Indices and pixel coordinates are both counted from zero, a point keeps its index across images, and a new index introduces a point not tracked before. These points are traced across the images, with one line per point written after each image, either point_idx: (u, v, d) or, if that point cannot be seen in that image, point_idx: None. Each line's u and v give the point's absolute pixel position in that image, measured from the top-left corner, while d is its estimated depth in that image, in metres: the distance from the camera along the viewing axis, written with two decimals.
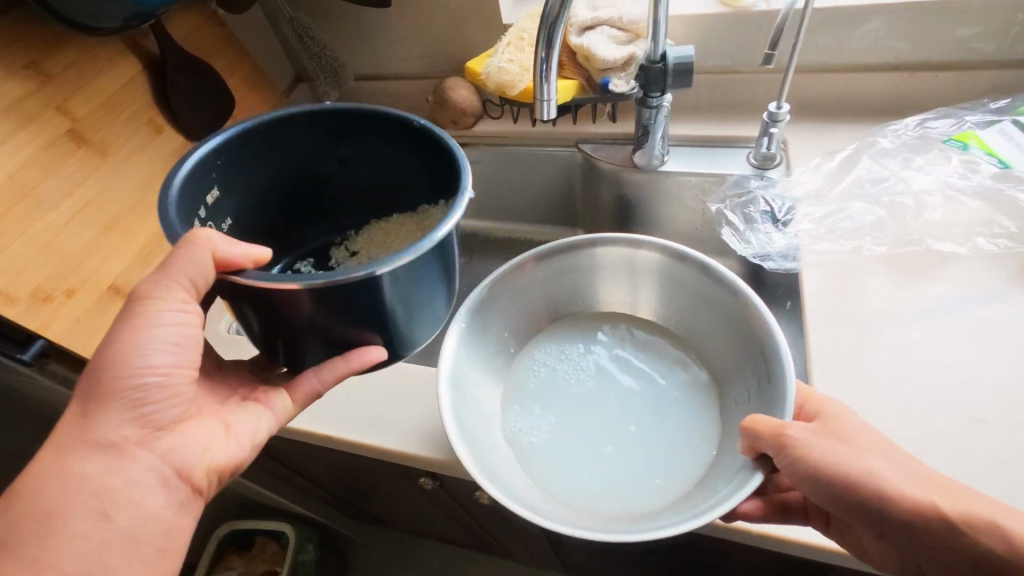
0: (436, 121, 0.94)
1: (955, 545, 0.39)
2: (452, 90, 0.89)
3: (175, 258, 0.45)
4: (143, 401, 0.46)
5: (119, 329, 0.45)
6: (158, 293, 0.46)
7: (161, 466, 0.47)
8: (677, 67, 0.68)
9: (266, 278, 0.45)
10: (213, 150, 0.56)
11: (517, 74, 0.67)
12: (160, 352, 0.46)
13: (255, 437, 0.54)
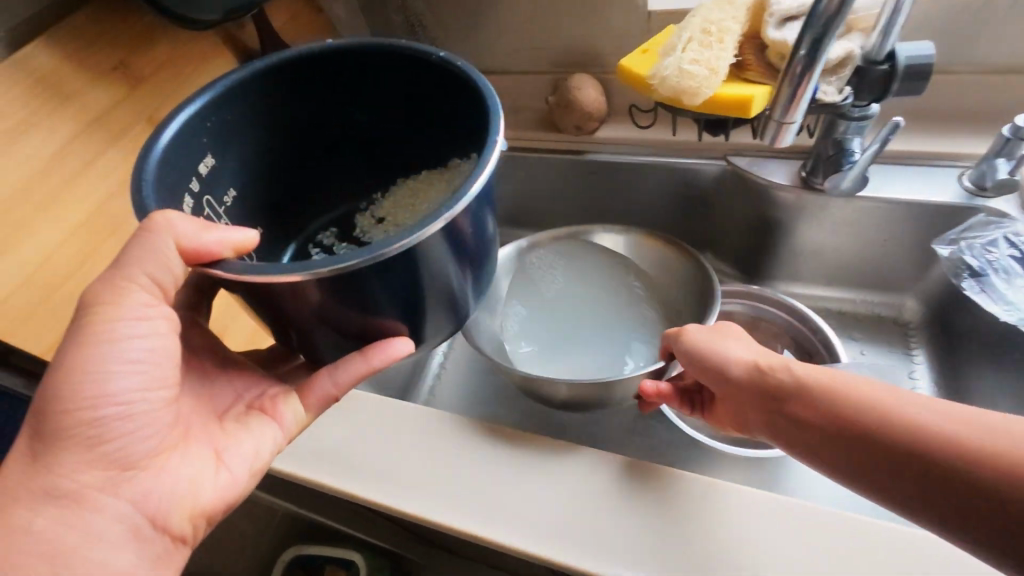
0: (555, 123, 0.80)
1: (958, 475, 0.33)
2: (579, 90, 0.76)
3: (132, 251, 0.38)
4: (95, 434, 0.38)
5: (72, 348, 0.37)
6: (108, 298, 0.38)
7: (133, 514, 0.39)
8: (909, 71, 0.53)
9: (259, 267, 0.36)
10: (202, 108, 0.44)
11: (705, 79, 0.53)
12: (117, 372, 0.38)
13: (255, 460, 0.46)
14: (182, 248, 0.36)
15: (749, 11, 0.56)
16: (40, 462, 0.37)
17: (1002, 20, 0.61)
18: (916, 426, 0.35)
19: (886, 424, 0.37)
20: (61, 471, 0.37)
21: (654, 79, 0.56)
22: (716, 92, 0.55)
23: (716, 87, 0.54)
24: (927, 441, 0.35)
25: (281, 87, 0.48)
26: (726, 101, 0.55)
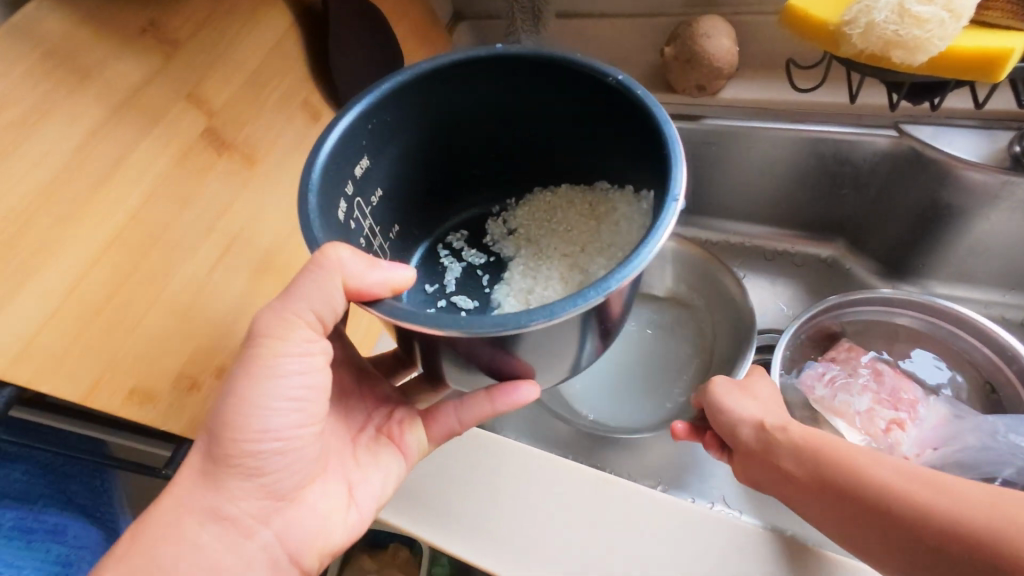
0: (669, 80, 0.64)
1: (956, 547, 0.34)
2: (710, 39, 0.59)
3: (300, 282, 0.33)
4: (258, 471, 0.35)
5: (235, 375, 0.33)
6: (273, 331, 0.33)
7: (275, 548, 0.36)
8: None
9: (423, 320, 0.30)
10: (366, 108, 0.38)
11: (939, 25, 0.37)
12: (281, 411, 0.34)
13: (384, 499, 0.41)
14: (351, 288, 0.32)
15: None
16: (210, 483, 0.34)
17: None
18: (955, 498, 0.35)
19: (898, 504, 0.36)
20: (224, 501, 0.34)
21: (850, 26, 0.40)
22: (949, 46, 0.38)
23: (953, 38, 0.38)
24: (960, 525, 0.34)
25: (431, 88, 0.40)
26: (965, 57, 0.38)
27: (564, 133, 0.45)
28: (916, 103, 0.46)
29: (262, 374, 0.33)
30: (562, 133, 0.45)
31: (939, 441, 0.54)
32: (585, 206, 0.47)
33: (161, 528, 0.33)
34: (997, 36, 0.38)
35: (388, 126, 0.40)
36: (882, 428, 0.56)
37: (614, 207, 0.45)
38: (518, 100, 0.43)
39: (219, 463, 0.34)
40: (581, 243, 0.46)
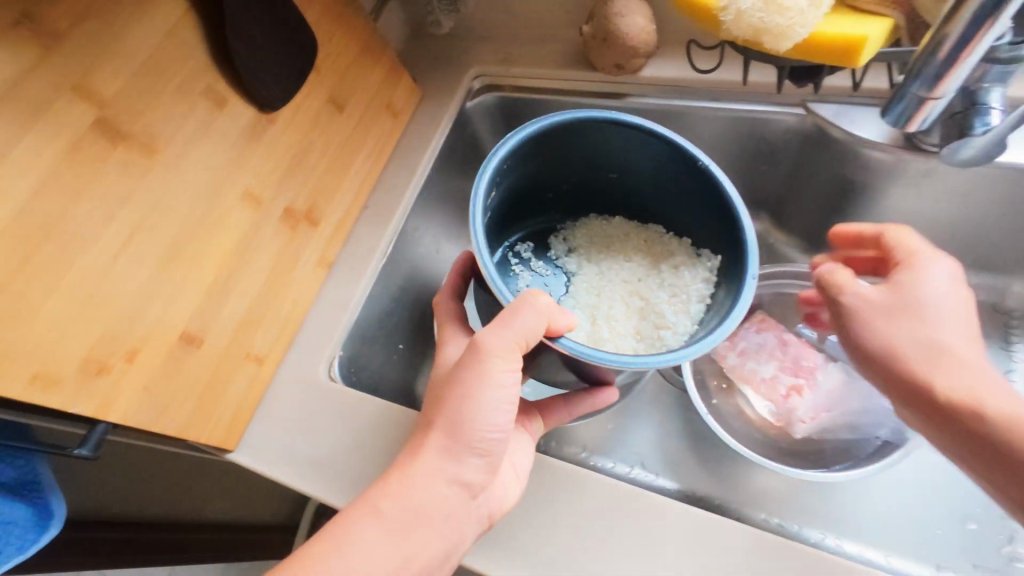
0: (589, 59, 0.65)
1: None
2: (624, 18, 0.60)
3: (512, 313, 0.42)
4: (489, 452, 0.41)
5: (456, 377, 0.41)
6: (486, 353, 0.41)
7: (483, 513, 0.42)
8: None
9: (589, 355, 0.44)
10: (503, 150, 0.52)
11: (799, 13, 0.39)
12: (502, 409, 0.41)
13: (518, 469, 0.47)
14: (544, 326, 0.43)
15: None
16: (403, 479, 0.39)
17: None
18: (980, 400, 0.41)
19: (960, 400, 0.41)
20: (376, 496, 0.39)
21: (723, 11, 0.41)
22: (812, 33, 0.40)
23: (814, 25, 0.39)
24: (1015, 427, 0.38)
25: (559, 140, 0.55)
26: (826, 42, 0.40)
27: (626, 183, 0.61)
28: (798, 85, 0.48)
29: (485, 375, 0.40)
30: (616, 180, 0.61)
31: (830, 406, 0.58)
32: (637, 242, 0.62)
33: (334, 532, 0.37)
34: (857, 23, 0.40)
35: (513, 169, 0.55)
36: (783, 394, 0.60)
37: (664, 249, 0.61)
38: (609, 154, 0.57)
39: (461, 441, 0.40)
40: (637, 274, 0.61)
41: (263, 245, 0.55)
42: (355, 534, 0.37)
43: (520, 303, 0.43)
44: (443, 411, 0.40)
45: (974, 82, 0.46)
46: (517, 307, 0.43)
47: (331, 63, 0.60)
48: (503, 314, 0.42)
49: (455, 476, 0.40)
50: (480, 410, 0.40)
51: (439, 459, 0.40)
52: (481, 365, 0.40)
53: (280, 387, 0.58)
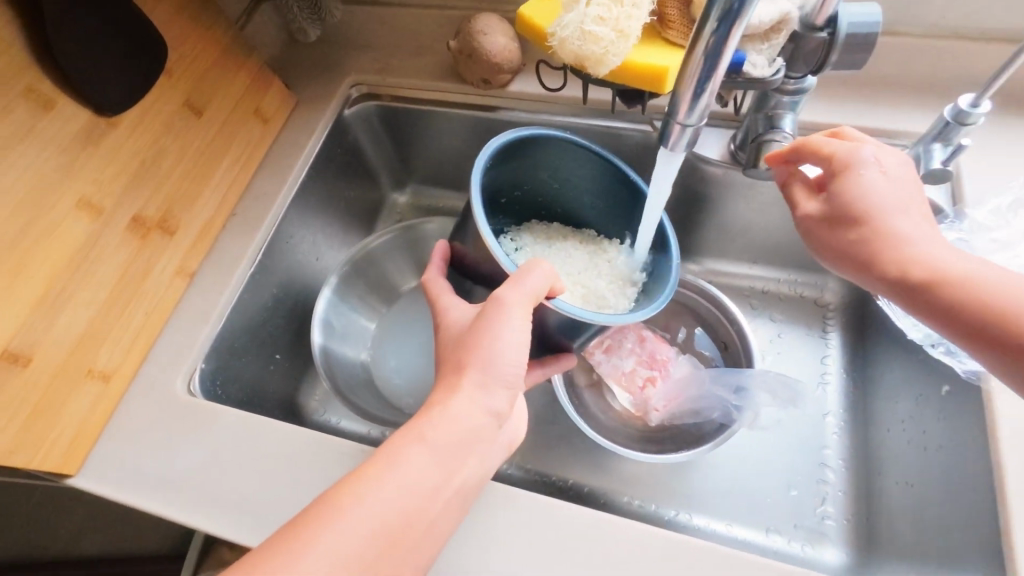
0: (460, 73, 0.68)
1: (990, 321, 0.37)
2: (487, 36, 0.63)
3: (530, 273, 0.45)
4: (511, 384, 0.42)
5: (511, 325, 0.43)
6: (493, 310, 0.43)
7: (488, 465, 0.42)
8: (850, 42, 0.45)
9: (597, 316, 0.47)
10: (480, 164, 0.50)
11: (611, 43, 0.43)
12: (518, 348, 0.42)
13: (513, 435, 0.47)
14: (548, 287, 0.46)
15: None
16: (389, 448, 0.38)
17: None
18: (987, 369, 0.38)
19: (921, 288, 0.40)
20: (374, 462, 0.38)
21: (552, 39, 0.45)
22: (625, 60, 0.45)
23: (625, 53, 0.44)
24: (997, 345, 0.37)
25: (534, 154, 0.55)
26: (636, 70, 0.45)
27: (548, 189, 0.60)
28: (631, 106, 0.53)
29: (500, 324, 0.42)
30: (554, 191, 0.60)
31: (678, 394, 0.64)
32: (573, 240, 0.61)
33: (337, 501, 0.35)
34: (662, 54, 0.46)
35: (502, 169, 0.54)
36: (639, 385, 0.65)
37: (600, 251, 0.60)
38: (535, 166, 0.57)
39: (491, 375, 0.41)
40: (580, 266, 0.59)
41: (107, 254, 0.52)
42: (404, 457, 0.38)
43: (531, 266, 0.45)
44: (476, 349, 0.42)
45: (772, 108, 0.54)
46: (527, 270, 0.45)
47: (186, 67, 0.59)
48: (515, 275, 0.44)
49: (488, 404, 0.41)
50: (490, 347, 0.41)
51: (476, 391, 0.41)
52: (505, 312, 0.43)
53: (133, 403, 0.55)
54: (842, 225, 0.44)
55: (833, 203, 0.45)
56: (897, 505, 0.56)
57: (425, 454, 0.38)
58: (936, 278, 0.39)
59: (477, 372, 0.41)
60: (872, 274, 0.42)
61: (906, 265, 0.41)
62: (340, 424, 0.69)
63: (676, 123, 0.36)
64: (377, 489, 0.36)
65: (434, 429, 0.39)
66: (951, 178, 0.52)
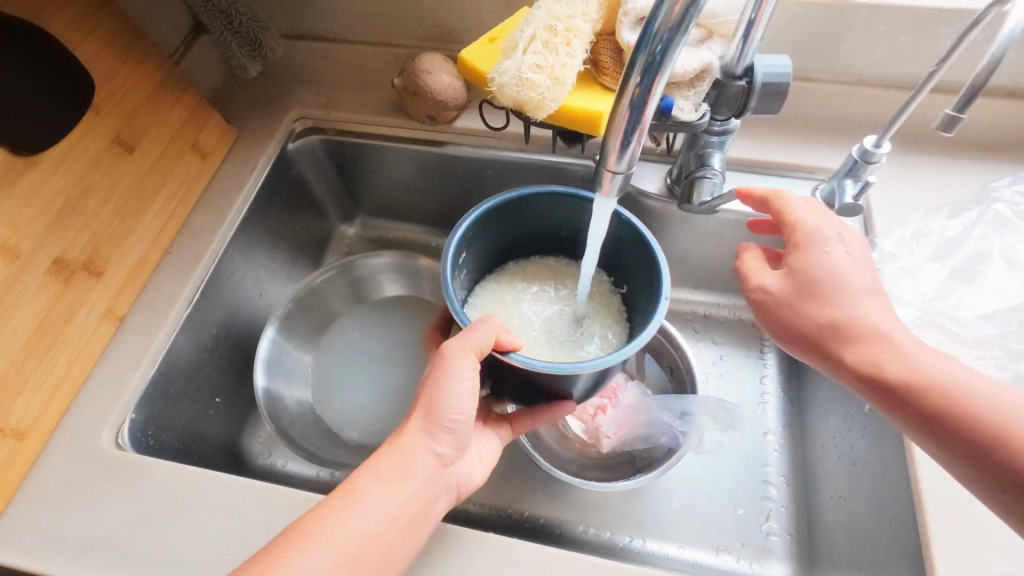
0: (407, 109, 0.69)
1: (972, 427, 0.37)
2: (431, 75, 0.64)
3: (473, 329, 0.43)
4: (455, 429, 0.44)
5: (445, 378, 0.43)
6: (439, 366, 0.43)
7: (453, 489, 0.46)
8: (767, 89, 0.49)
9: (534, 367, 0.42)
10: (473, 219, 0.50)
11: (548, 89, 0.46)
12: (465, 397, 0.44)
13: (486, 455, 0.51)
14: (496, 341, 0.44)
15: (603, 8, 0.49)
16: (349, 486, 0.41)
17: (870, 24, 0.58)
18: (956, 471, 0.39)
19: (899, 387, 0.40)
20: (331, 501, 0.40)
21: (492, 83, 0.47)
22: (562, 105, 0.47)
23: (562, 99, 0.46)
24: (976, 449, 0.37)
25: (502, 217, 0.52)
26: (573, 114, 0.48)
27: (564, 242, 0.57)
28: (572, 144, 0.56)
29: (447, 378, 0.43)
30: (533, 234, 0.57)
31: (627, 422, 0.66)
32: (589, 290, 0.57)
33: (289, 545, 0.37)
34: (598, 99, 0.48)
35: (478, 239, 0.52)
36: (590, 414, 0.67)
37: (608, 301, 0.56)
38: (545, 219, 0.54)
39: (434, 422, 0.44)
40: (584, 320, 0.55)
41: (23, 302, 0.49)
42: (360, 496, 0.40)
43: (478, 321, 0.44)
44: (423, 399, 0.44)
45: (702, 146, 0.57)
46: (472, 326, 0.44)
47: (114, 105, 0.56)
48: (461, 330, 0.44)
49: (433, 447, 0.44)
50: (440, 396, 0.43)
51: (421, 437, 0.43)
52: (449, 366, 0.43)
53: (53, 460, 0.51)
54: (810, 307, 0.44)
55: (795, 286, 0.44)
56: (834, 519, 0.59)
57: (375, 495, 0.40)
58: (912, 379, 0.40)
59: (424, 418, 0.43)
60: (842, 363, 0.43)
61: (879, 362, 0.41)
62: (287, 466, 0.65)
63: (608, 169, 0.37)
64: (334, 530, 0.38)
65: (384, 471, 0.41)
66: (861, 211, 0.56)
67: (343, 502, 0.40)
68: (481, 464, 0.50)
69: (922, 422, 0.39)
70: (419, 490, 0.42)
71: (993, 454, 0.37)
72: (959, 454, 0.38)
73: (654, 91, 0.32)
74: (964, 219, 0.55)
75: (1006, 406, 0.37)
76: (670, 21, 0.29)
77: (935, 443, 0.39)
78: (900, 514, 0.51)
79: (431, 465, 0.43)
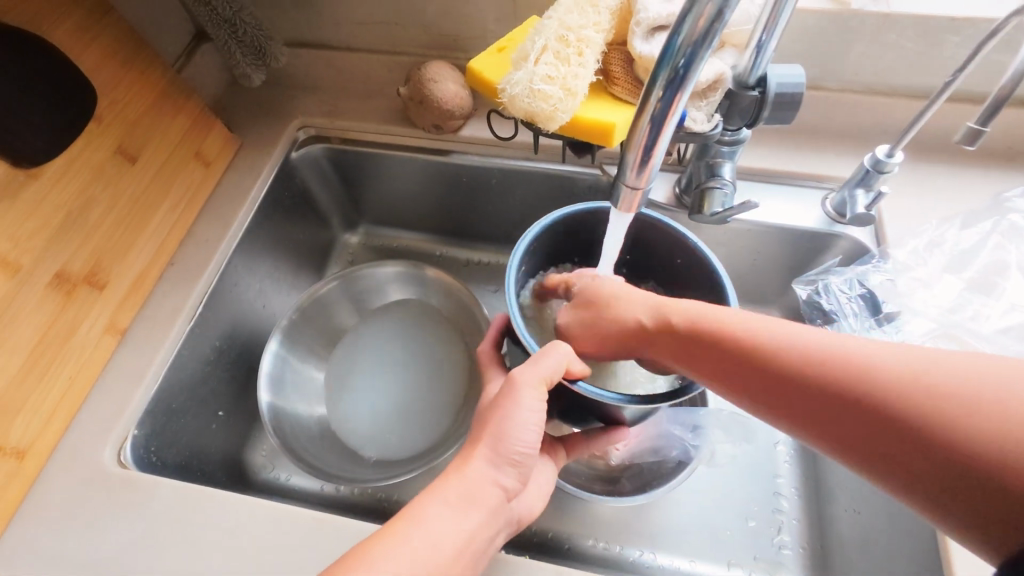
0: (411, 117, 0.68)
1: (874, 408, 0.31)
2: (437, 84, 0.63)
3: (546, 356, 0.45)
4: (524, 463, 0.41)
5: (516, 402, 0.42)
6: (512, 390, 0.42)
7: (511, 524, 0.43)
8: (780, 99, 0.48)
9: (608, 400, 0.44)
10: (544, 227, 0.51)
11: (560, 101, 0.45)
12: (532, 428, 0.42)
13: (543, 487, 0.49)
14: (564, 370, 0.44)
15: (615, 17, 0.48)
16: (412, 511, 0.38)
17: (880, 33, 0.57)
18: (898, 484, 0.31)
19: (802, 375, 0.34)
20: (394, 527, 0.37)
21: (503, 94, 0.46)
22: (573, 116, 0.47)
23: (574, 110, 0.46)
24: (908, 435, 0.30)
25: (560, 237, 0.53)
26: (585, 125, 0.47)
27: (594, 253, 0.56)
28: (581, 154, 0.55)
29: (519, 408, 0.42)
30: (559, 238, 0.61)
31: (636, 434, 0.63)
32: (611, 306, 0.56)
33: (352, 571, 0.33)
34: (609, 110, 0.48)
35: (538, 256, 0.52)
36: None
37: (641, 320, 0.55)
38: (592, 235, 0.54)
39: (502, 451, 0.41)
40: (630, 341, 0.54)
41: (23, 317, 0.48)
42: (422, 522, 0.37)
43: (548, 348, 0.45)
44: (488, 425, 0.42)
45: (712, 156, 0.56)
46: (541, 353, 0.45)
47: (116, 116, 0.55)
48: (530, 355, 0.44)
49: (499, 479, 0.41)
50: (513, 428, 0.41)
51: (487, 467, 0.41)
52: (519, 392, 0.42)
53: (53, 479, 0.50)
54: (673, 319, 0.41)
55: (661, 315, 0.42)
56: (847, 532, 0.59)
57: (438, 523, 0.37)
58: (810, 362, 0.34)
59: (493, 448, 0.41)
60: (721, 374, 0.38)
61: (780, 346, 0.36)
62: (291, 480, 0.64)
63: (626, 185, 0.36)
64: (396, 555, 0.35)
65: (450, 499, 0.39)
66: (873, 221, 0.56)
67: (404, 529, 0.36)
68: (539, 498, 0.48)
69: (851, 441, 0.32)
70: (482, 525, 0.39)
71: (933, 446, 0.29)
72: (919, 460, 0.29)
73: (676, 104, 0.31)
74: (978, 229, 0.54)
75: (929, 367, 0.30)
76: (693, 36, 0.28)
77: (865, 463, 0.31)
78: (917, 530, 0.50)
79: (495, 503, 0.40)
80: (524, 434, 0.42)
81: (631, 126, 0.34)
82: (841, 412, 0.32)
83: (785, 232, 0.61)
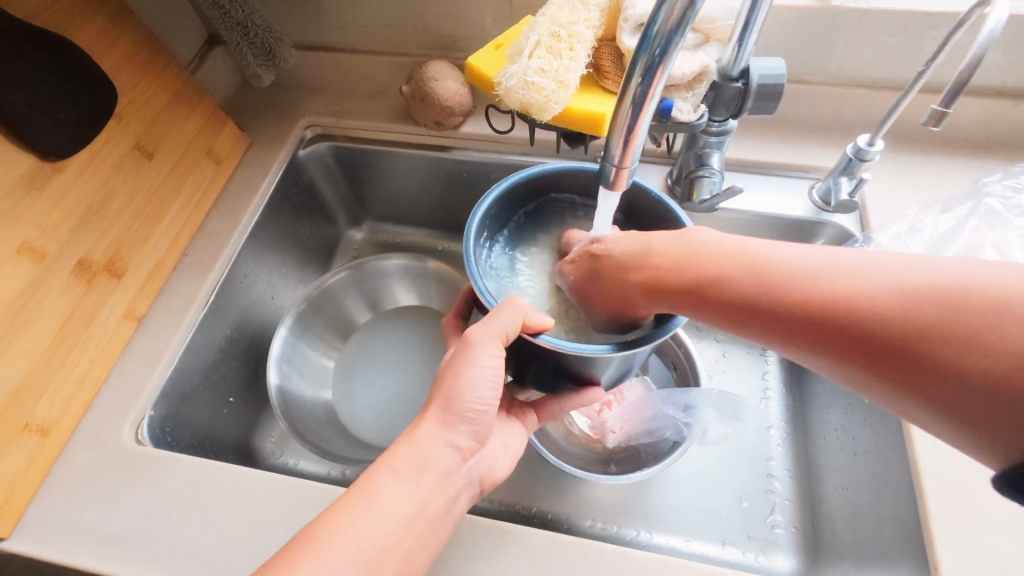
0: (414, 115, 0.72)
1: (841, 325, 0.32)
2: (438, 81, 0.67)
3: (495, 311, 0.44)
4: (475, 421, 0.46)
5: (463, 366, 0.45)
6: (463, 359, 0.45)
7: (473, 483, 0.47)
8: (762, 90, 0.50)
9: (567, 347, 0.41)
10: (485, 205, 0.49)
11: (553, 92, 0.48)
12: (486, 386, 0.45)
13: (513, 446, 0.53)
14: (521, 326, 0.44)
15: (604, 14, 0.51)
16: (363, 484, 0.42)
17: (861, 29, 0.60)
18: (867, 306, 0.31)
19: (734, 271, 0.36)
20: (348, 500, 0.41)
21: (499, 87, 0.49)
22: (566, 107, 0.49)
23: (566, 101, 0.49)
24: (821, 287, 0.33)
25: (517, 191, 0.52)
26: (577, 116, 0.50)
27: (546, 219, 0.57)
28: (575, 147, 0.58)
29: (471, 372, 0.45)
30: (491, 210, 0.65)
31: (632, 416, 0.67)
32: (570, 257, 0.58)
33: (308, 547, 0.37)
34: (601, 101, 0.50)
35: (497, 217, 0.52)
36: (596, 409, 0.69)
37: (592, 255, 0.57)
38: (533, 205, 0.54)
39: (451, 411, 0.45)
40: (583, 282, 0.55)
41: (49, 301, 0.51)
42: (375, 493, 0.41)
43: (504, 304, 0.44)
44: (443, 386, 0.46)
45: (701, 147, 0.59)
46: (498, 309, 0.44)
47: (135, 113, 0.58)
48: (486, 315, 0.44)
49: (450, 440, 0.45)
50: (463, 395, 0.45)
51: (438, 428, 0.45)
52: (473, 350, 0.45)
53: (74, 457, 0.53)
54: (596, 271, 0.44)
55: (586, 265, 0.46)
56: (838, 510, 0.60)
57: (392, 492, 0.41)
58: (749, 274, 0.36)
59: (444, 413, 0.45)
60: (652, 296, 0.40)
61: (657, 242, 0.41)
62: (298, 465, 0.66)
63: (613, 165, 0.38)
64: (350, 528, 0.39)
65: (400, 467, 0.42)
66: (857, 208, 0.59)
67: (359, 502, 0.40)
68: (504, 456, 0.52)
69: (774, 323, 0.34)
70: (434, 488, 0.43)
71: (840, 318, 0.32)
72: (912, 385, 0.30)
73: (655, 86, 0.34)
74: (956, 213, 0.56)
75: (835, 265, 0.33)
76: (668, 24, 0.31)
77: (784, 336, 0.34)
78: (901, 502, 0.52)
79: (451, 465, 0.44)
80: (471, 400, 0.45)
81: (613, 108, 0.36)
82: (767, 319, 0.35)
83: (773, 219, 0.63)
